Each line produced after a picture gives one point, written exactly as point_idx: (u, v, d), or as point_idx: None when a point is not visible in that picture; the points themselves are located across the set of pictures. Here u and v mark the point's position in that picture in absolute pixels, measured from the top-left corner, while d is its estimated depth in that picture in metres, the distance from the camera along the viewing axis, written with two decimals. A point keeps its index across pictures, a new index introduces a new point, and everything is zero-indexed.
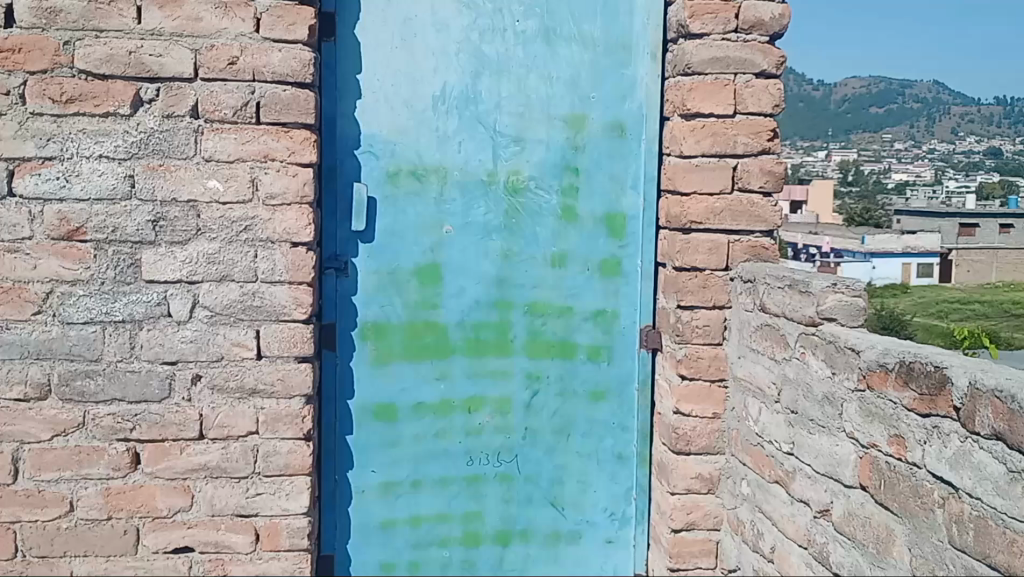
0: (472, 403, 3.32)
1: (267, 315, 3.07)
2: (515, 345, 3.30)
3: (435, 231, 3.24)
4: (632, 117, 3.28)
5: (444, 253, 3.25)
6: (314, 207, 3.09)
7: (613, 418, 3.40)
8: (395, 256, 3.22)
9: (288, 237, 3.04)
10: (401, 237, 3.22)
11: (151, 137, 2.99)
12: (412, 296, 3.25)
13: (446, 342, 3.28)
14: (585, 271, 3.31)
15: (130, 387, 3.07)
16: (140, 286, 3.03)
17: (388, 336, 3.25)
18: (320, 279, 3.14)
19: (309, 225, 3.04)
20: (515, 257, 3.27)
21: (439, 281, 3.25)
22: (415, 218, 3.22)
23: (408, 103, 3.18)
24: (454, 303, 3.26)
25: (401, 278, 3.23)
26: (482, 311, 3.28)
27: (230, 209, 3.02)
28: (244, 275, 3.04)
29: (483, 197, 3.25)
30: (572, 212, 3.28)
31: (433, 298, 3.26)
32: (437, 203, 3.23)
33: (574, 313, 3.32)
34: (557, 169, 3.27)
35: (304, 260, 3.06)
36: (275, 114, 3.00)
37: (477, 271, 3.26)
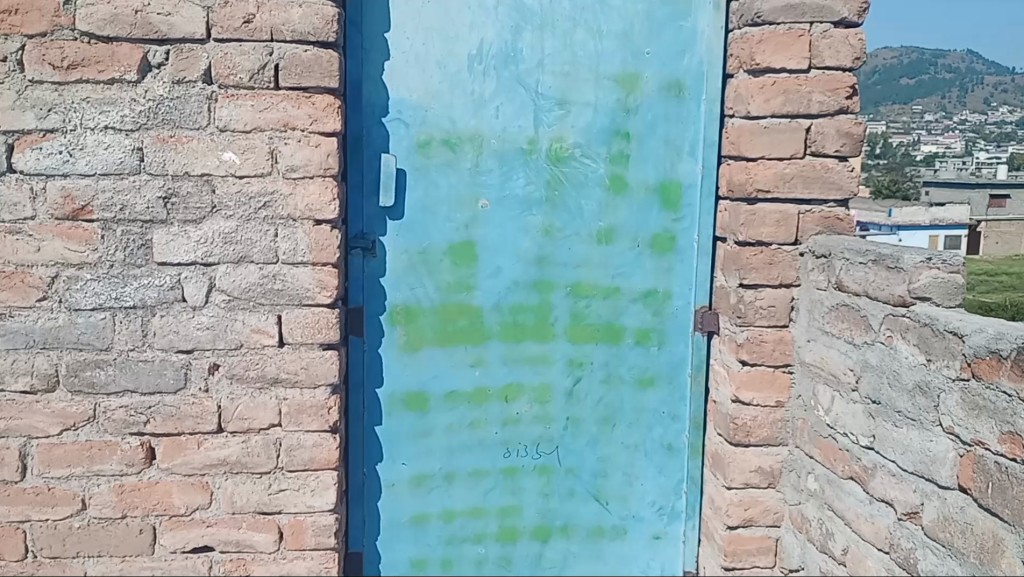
0: (509, 391, 3.03)
1: (289, 299, 2.81)
2: (556, 329, 3.02)
3: (471, 205, 2.97)
4: (692, 74, 2.98)
5: (480, 230, 2.98)
6: (341, 184, 2.83)
7: (664, 406, 3.10)
8: (426, 234, 2.96)
9: (311, 214, 2.78)
10: (433, 212, 2.95)
11: (161, 105, 2.72)
12: (445, 276, 2.98)
13: (481, 326, 3.00)
14: (634, 248, 3.01)
15: (143, 378, 2.81)
16: (152, 269, 2.79)
17: (419, 319, 2.99)
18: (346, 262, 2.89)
19: (334, 201, 2.78)
20: (556, 233, 2.99)
21: (474, 260, 2.98)
22: (449, 191, 2.95)
23: (440, 63, 2.91)
24: (490, 283, 2.99)
25: (433, 257, 2.97)
26: (521, 293, 3.00)
27: (247, 183, 2.76)
28: (264, 256, 2.79)
29: (523, 167, 2.97)
30: (621, 182, 3.00)
31: (468, 278, 2.99)
32: (472, 175, 2.96)
33: (621, 294, 3.02)
34: (606, 134, 2.99)
35: (329, 240, 2.80)
36: (295, 77, 2.73)
37: (514, 249, 2.99)
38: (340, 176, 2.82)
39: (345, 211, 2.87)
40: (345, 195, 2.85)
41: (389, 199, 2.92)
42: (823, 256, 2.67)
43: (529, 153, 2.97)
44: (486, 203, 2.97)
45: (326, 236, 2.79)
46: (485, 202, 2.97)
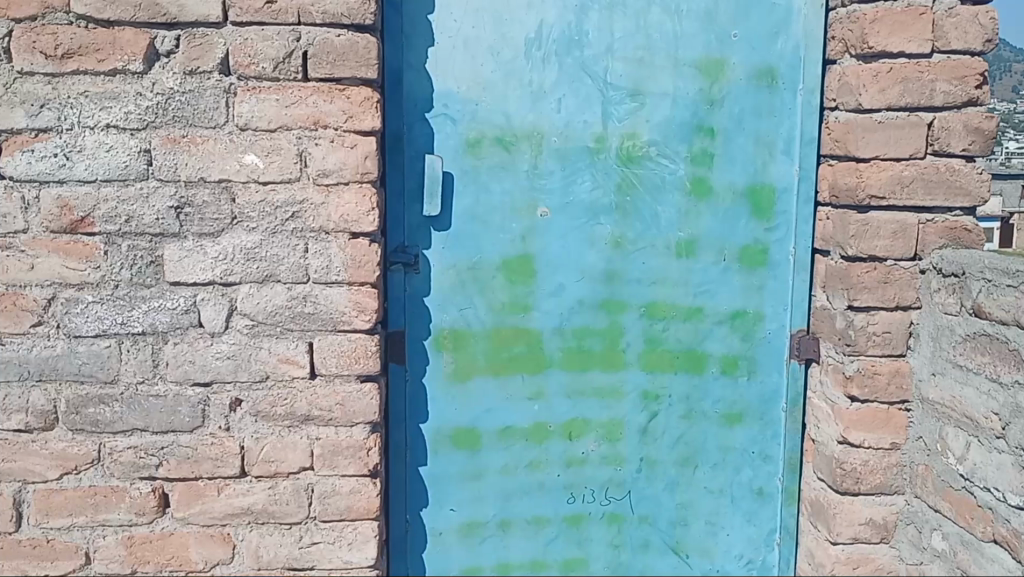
0: (573, 428, 2.73)
1: (322, 324, 2.42)
2: (628, 356, 2.72)
3: (530, 215, 2.61)
4: (787, 61, 2.63)
5: (540, 244, 2.63)
6: (379, 191, 2.45)
7: (753, 445, 2.80)
8: (477, 247, 2.61)
9: (347, 227, 2.39)
10: (485, 222, 2.60)
11: (171, 99, 2.33)
12: (499, 297, 2.65)
13: (542, 353, 2.69)
14: (717, 262, 2.71)
15: (155, 415, 2.44)
16: (163, 290, 2.41)
17: (469, 345, 2.66)
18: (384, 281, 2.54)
19: (373, 210, 2.39)
20: (628, 246, 2.66)
21: (533, 276, 2.65)
22: (503, 198, 2.60)
23: (492, 49, 2.53)
24: (551, 304, 2.67)
25: (485, 274, 2.63)
26: (588, 314, 2.69)
27: (273, 191, 2.37)
28: (292, 275, 2.40)
29: (589, 169, 2.61)
30: (704, 186, 2.67)
31: (526, 298, 2.66)
32: (531, 180, 2.60)
33: (704, 316, 2.73)
34: (688, 132, 2.64)
35: (368, 255, 2.41)
36: (327, 66, 2.34)
37: (579, 264, 2.65)
38: (378, 179, 2.45)
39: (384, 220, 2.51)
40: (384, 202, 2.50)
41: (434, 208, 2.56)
42: (953, 275, 2.35)
43: (596, 154, 2.61)
44: (546, 214, 2.62)
45: (366, 251, 2.40)
46: (545, 210, 2.62)
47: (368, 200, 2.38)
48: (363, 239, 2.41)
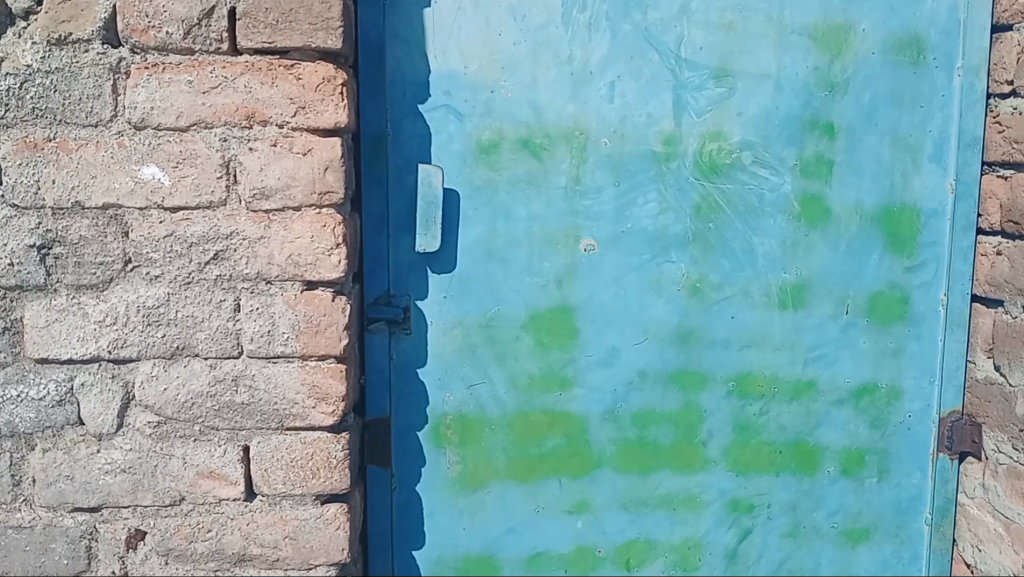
0: (631, 553, 1.94)
1: (262, 421, 1.62)
2: (710, 451, 1.91)
3: (571, 249, 1.81)
4: (940, 27, 1.82)
5: (581, 294, 1.83)
6: (348, 217, 1.65)
7: (883, 571, 1.99)
8: (492, 296, 1.82)
9: (298, 272, 1.58)
10: (503, 262, 1.81)
11: (30, 83, 1.54)
12: (524, 369, 1.85)
13: (585, 447, 1.89)
14: (836, 315, 1.89)
15: (17, 556, 1.64)
16: (24, 371, 1.60)
17: (482, 438, 1.88)
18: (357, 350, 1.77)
19: (335, 248, 1.57)
20: (709, 295, 1.85)
21: (572, 338, 1.84)
22: (528, 227, 1.80)
23: (515, 10, 1.73)
24: (598, 377, 1.86)
25: (502, 337, 1.84)
26: (652, 390, 1.87)
27: (186, 221, 1.57)
28: (214, 347, 1.59)
29: (657, 185, 1.81)
30: (819, 208, 1.86)
31: (564, 370, 1.85)
32: (569, 201, 1.80)
33: (817, 394, 1.90)
34: (796, 131, 1.84)
35: (328, 315, 1.59)
36: (266, 30, 1.53)
37: (638, 320, 1.84)
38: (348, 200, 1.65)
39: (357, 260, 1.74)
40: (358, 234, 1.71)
41: (429, 244, 1.77)
42: None
43: (662, 163, 1.81)
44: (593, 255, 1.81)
45: (327, 309, 1.59)
46: (585, 245, 1.81)
47: (328, 232, 1.57)
48: (322, 290, 1.60)
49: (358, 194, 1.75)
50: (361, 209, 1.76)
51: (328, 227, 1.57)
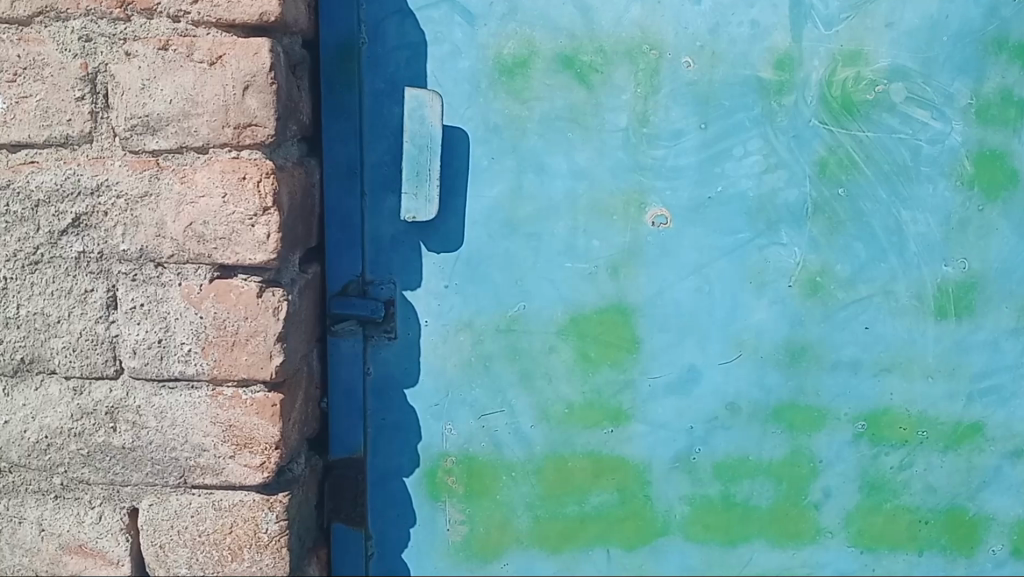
0: None
1: (153, 475, 1.09)
2: (822, 517, 1.32)
3: (634, 224, 1.21)
4: None
5: (642, 290, 1.22)
6: (284, 168, 1.08)
7: None
8: (513, 287, 1.24)
9: (203, 251, 1.03)
10: (532, 239, 1.22)
11: None
12: (560, 395, 1.27)
13: (646, 508, 1.31)
14: (1020, 331, 1.25)
15: None
16: None
17: (496, 489, 1.31)
18: (309, 365, 1.22)
19: (259, 215, 1.01)
20: (834, 294, 1.23)
21: (631, 352, 1.25)
22: (568, 188, 1.21)
23: None
24: (665, 410, 1.27)
25: (528, 348, 1.26)
26: (744, 431, 1.28)
27: (33, 165, 1.02)
28: (79, 364, 1.06)
29: (762, 131, 1.19)
30: (1002, 169, 1.21)
31: (616, 399, 1.27)
32: (627, 150, 1.19)
33: (984, 442, 1.29)
34: (972, 54, 1.19)
35: (252, 318, 1.04)
36: None
37: (728, 329, 1.24)
38: (285, 142, 1.10)
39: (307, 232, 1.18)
40: (308, 195, 1.15)
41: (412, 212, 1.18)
42: None
43: (771, 99, 1.18)
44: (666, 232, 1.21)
45: (250, 310, 1.04)
46: (651, 216, 1.20)
47: (250, 190, 1.01)
48: (242, 278, 1.05)
49: (313, 136, 1.19)
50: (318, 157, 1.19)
51: (249, 181, 1.01)
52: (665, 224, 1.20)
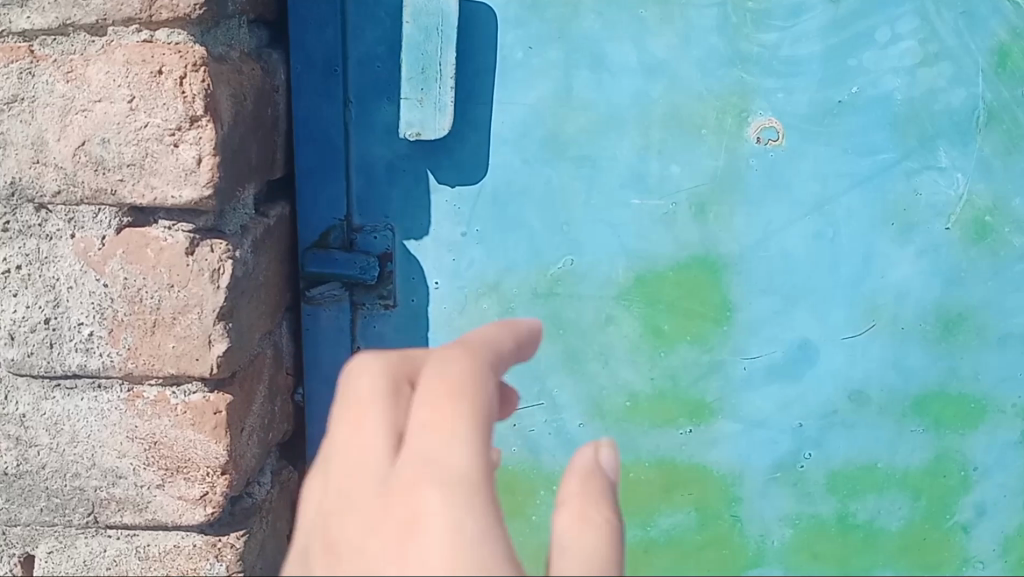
0: None
1: (47, 514, 0.78)
2: (970, 544, 0.96)
3: (727, 141, 0.85)
4: None
5: (736, 236, 0.87)
6: (228, 63, 0.74)
7: None
8: (556, 234, 0.89)
9: (104, 185, 0.70)
10: (586, 166, 0.87)
11: None
12: (620, 384, 0.92)
13: (734, 534, 0.96)
14: None
15: None
16: None
17: (534, 509, 0.97)
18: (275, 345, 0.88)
19: (181, 124, 0.68)
20: (1006, 240, 0.86)
21: (715, 324, 0.90)
22: (636, 89, 0.85)
23: None
24: (763, 404, 0.92)
25: (575, 320, 0.91)
26: (871, 430, 0.92)
27: None
28: None
29: (917, 7, 0.82)
30: None
31: (698, 387, 0.92)
32: (724, 37, 0.83)
33: None
34: None
35: (180, 286, 0.72)
36: None
37: (856, 291, 0.88)
38: (229, 27, 0.77)
39: (263, 162, 0.84)
40: (263, 107, 0.82)
41: (407, 127, 0.84)
42: None
43: None
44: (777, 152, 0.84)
45: (177, 274, 0.71)
46: (755, 130, 0.84)
47: (165, 91, 0.68)
48: (163, 227, 0.72)
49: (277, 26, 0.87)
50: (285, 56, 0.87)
51: (162, 78, 0.68)
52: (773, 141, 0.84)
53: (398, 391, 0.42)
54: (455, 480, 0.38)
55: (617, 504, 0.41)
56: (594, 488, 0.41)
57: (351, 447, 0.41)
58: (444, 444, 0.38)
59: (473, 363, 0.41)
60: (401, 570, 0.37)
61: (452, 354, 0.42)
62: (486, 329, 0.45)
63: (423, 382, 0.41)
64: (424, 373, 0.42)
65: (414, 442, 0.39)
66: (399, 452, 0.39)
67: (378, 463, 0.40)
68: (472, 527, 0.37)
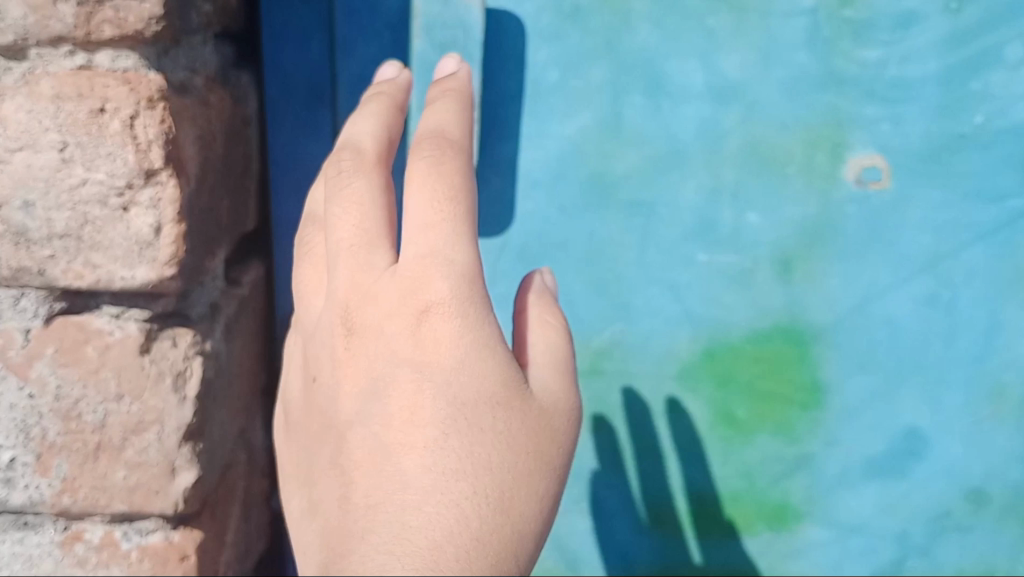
0: None
1: None
2: None
3: (818, 184, 0.70)
4: None
5: (831, 302, 0.73)
6: (192, 93, 0.57)
7: None
8: (604, 297, 0.75)
9: (31, 264, 0.52)
10: (639, 214, 0.73)
11: None
12: (683, 484, 0.80)
13: None
14: None
15: None
16: None
17: None
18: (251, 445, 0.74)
19: (133, 181, 0.50)
20: None
21: (803, 408, 0.77)
22: (702, 118, 0.70)
23: None
24: (861, 505, 0.78)
25: (625, 405, 0.78)
26: (989, 535, 0.78)
27: None
28: None
29: None
30: None
31: (778, 488, 0.79)
32: (814, 54, 0.68)
33: None
34: None
35: (133, 397, 0.54)
36: None
37: (978, 369, 0.73)
38: (191, 46, 0.59)
39: (236, 223, 0.67)
40: (233, 149, 0.65)
41: None
42: None
43: None
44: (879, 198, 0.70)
45: (127, 382, 0.54)
46: (854, 170, 0.70)
47: (111, 136, 0.50)
48: (108, 314, 0.54)
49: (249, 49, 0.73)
50: (258, 85, 0.73)
51: (107, 118, 0.50)
52: (876, 183, 0.70)
53: (378, 164, 0.55)
54: (469, 265, 0.50)
55: (561, 311, 0.57)
56: (545, 303, 0.56)
57: (376, 261, 0.53)
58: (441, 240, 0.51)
59: (447, 143, 0.54)
60: (415, 343, 0.50)
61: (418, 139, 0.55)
62: (434, 105, 0.57)
63: (414, 168, 0.53)
64: (354, 181, 0.54)
65: (417, 198, 0.52)
66: (411, 246, 0.51)
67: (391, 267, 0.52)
68: (488, 390, 0.48)
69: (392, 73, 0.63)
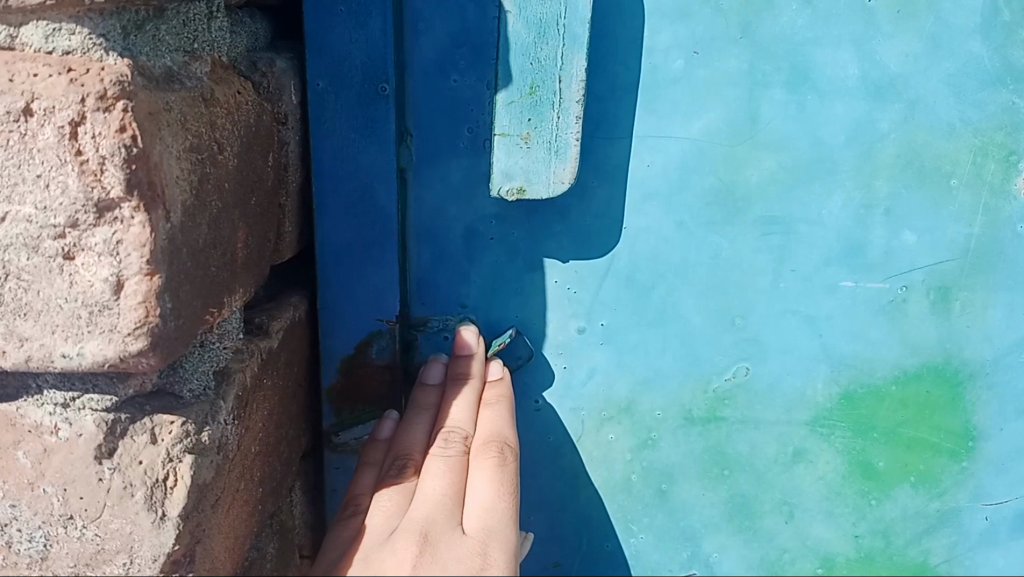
0: None
1: None
2: None
3: (987, 201, 0.58)
4: None
5: (988, 335, 0.60)
6: (179, 84, 0.39)
7: None
8: (728, 322, 0.61)
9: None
10: (776, 231, 0.59)
11: None
12: (812, 546, 0.67)
13: None
14: None
15: None
16: None
17: None
18: (275, 530, 0.59)
19: (78, 217, 0.34)
20: None
21: (951, 457, 0.64)
22: (853, 118, 0.56)
23: None
24: (1008, 563, 0.66)
25: (746, 457, 0.65)
26: None
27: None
28: None
29: None
30: None
31: (917, 547, 0.66)
32: (988, 43, 0.55)
33: None
34: None
35: (85, 522, 0.41)
36: None
37: None
38: (185, 14, 0.41)
39: (264, 259, 0.50)
40: (258, 164, 0.48)
41: (523, 183, 0.54)
42: None
43: None
44: None
45: (78, 500, 0.41)
46: None
47: (40, 151, 0.33)
48: (54, 403, 0.40)
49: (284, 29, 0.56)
50: (299, 70, 0.55)
51: (35, 124, 0.33)
52: None
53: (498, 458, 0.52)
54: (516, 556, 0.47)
55: None
56: None
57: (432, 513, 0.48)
58: (499, 527, 0.48)
59: (508, 447, 0.53)
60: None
61: (481, 442, 0.54)
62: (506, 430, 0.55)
63: (486, 474, 0.51)
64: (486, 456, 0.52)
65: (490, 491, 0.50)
66: (472, 521, 0.48)
67: (454, 528, 0.47)
68: None
69: (540, 186, 0.54)
